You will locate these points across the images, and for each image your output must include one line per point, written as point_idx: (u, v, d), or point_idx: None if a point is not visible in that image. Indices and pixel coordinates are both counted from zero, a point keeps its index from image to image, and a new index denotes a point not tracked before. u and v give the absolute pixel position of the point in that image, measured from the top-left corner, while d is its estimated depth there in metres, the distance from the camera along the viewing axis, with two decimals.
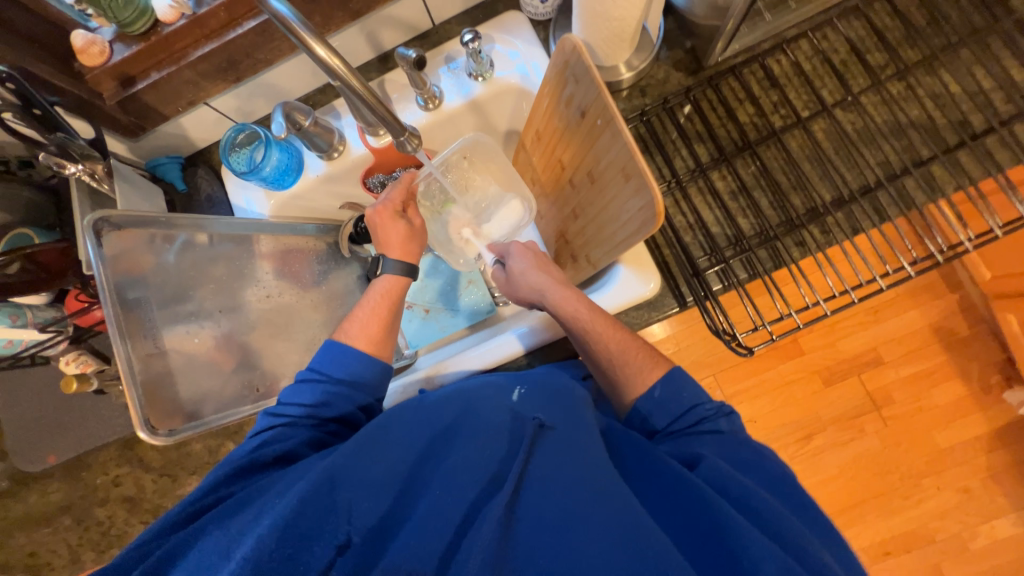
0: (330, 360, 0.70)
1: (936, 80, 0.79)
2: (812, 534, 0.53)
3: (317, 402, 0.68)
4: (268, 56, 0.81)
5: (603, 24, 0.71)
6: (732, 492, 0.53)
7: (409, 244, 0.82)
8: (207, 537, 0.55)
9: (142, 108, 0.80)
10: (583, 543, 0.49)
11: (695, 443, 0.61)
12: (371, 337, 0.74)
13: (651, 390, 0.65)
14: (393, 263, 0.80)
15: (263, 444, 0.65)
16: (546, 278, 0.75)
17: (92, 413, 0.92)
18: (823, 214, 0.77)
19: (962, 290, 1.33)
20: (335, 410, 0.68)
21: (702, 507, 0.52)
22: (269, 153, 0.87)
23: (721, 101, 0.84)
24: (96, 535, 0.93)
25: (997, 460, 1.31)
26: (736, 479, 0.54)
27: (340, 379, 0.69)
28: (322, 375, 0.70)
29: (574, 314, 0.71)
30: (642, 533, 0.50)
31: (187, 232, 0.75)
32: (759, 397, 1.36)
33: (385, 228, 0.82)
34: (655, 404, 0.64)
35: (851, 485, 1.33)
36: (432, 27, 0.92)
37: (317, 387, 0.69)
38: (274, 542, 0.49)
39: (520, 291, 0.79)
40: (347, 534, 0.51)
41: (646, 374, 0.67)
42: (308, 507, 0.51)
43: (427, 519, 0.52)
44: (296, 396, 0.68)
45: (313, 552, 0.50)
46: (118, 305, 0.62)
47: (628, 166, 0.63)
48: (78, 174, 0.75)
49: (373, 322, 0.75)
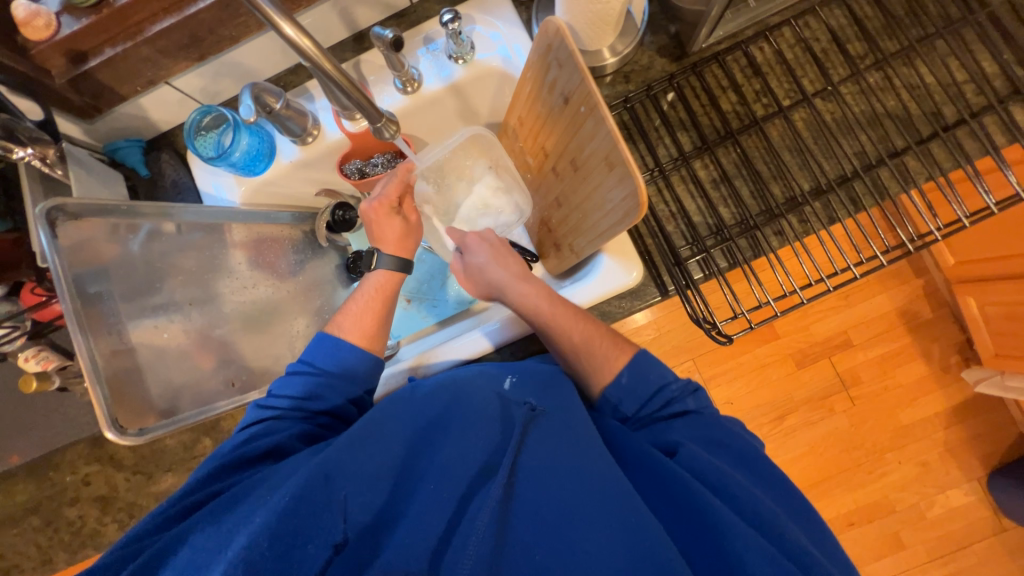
0: (322, 353, 0.69)
1: (912, 71, 0.80)
2: (787, 517, 0.55)
3: (306, 394, 0.67)
4: (234, 32, 0.76)
5: (587, 7, 0.69)
6: (711, 480, 0.54)
7: (405, 240, 0.81)
8: (196, 535, 0.53)
9: (97, 86, 0.75)
10: (580, 536, 0.50)
11: (666, 429, 0.62)
12: (366, 333, 0.72)
13: (619, 376, 0.66)
14: (387, 258, 0.78)
15: (252, 440, 0.64)
16: (504, 274, 0.76)
17: (56, 412, 0.88)
18: (801, 204, 0.78)
19: (927, 274, 1.39)
20: (322, 406, 0.67)
21: (688, 497, 0.53)
22: (238, 137, 0.82)
23: (704, 89, 0.83)
24: (67, 536, 0.90)
25: (953, 435, 1.39)
26: (714, 466, 0.55)
27: (331, 371, 0.69)
28: (314, 369, 0.69)
29: (534, 310, 0.72)
30: (636, 519, 0.50)
31: (152, 221, 0.72)
32: (735, 380, 1.40)
33: (380, 225, 0.79)
34: (623, 390, 0.65)
35: (820, 462, 1.40)
36: (409, 5, 0.88)
37: (306, 379, 0.68)
38: (266, 540, 0.48)
39: (481, 286, 0.81)
40: (343, 534, 0.51)
41: (613, 362, 0.67)
42: (304, 502, 0.50)
43: (426, 514, 0.52)
44: (285, 388, 0.67)
45: (308, 552, 0.49)
46: (77, 300, 0.58)
47: (612, 155, 0.62)
48: (27, 159, 0.69)
49: (367, 317, 0.74)
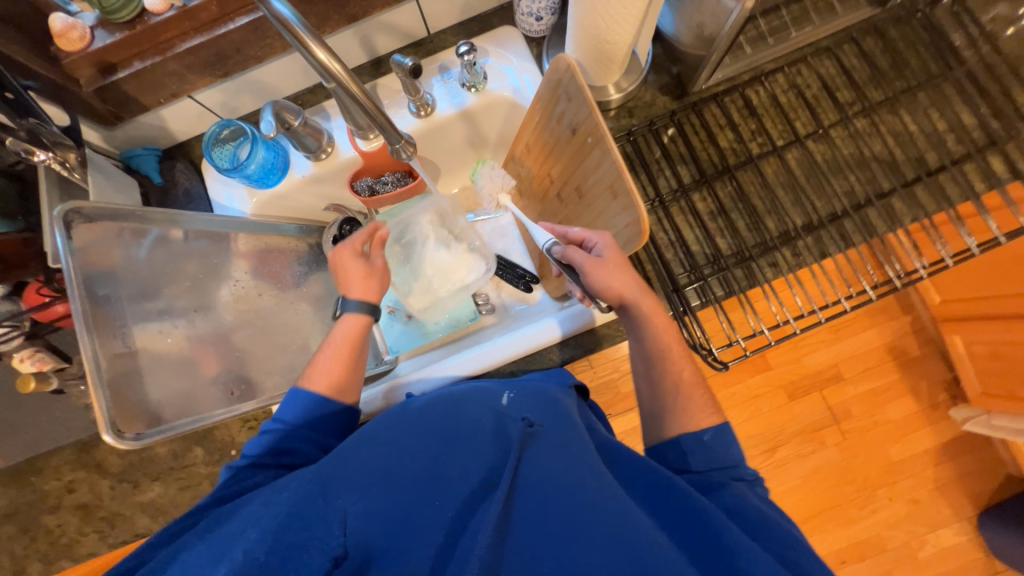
0: (288, 406, 0.68)
1: (896, 119, 0.85)
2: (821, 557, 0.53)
3: (280, 450, 0.65)
4: (259, 53, 0.80)
5: (596, 46, 0.73)
6: (749, 517, 0.54)
7: (370, 281, 0.81)
8: (189, 551, 0.52)
9: (121, 97, 0.77)
10: (580, 551, 0.49)
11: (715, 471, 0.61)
12: (333, 382, 0.71)
13: (702, 433, 0.63)
14: (355, 303, 0.78)
15: (237, 480, 0.62)
16: (637, 283, 0.67)
17: (45, 414, 0.87)
18: (794, 238, 0.82)
19: (914, 312, 1.43)
20: (301, 455, 0.66)
21: (703, 521, 0.51)
22: (254, 151, 0.85)
23: (703, 126, 0.87)
24: (44, 545, 0.87)
25: (942, 473, 1.40)
26: (756, 507, 0.54)
27: (302, 424, 0.67)
28: (283, 424, 0.67)
29: (658, 332, 0.68)
30: (633, 531, 0.50)
31: (161, 227, 0.73)
32: (727, 409, 1.41)
33: (345, 267, 0.81)
34: (701, 447, 0.62)
35: (812, 496, 1.40)
36: (427, 35, 0.93)
37: (278, 436, 0.66)
38: (264, 552, 0.48)
39: (602, 291, 0.67)
40: (343, 546, 0.49)
41: (702, 416, 0.64)
42: (299, 517, 0.51)
43: (422, 528, 0.51)
44: (258, 445, 0.66)
45: (304, 563, 0.48)
46: (86, 301, 0.59)
47: (616, 184, 0.66)
48: (48, 162, 0.70)
49: (336, 364, 0.72)
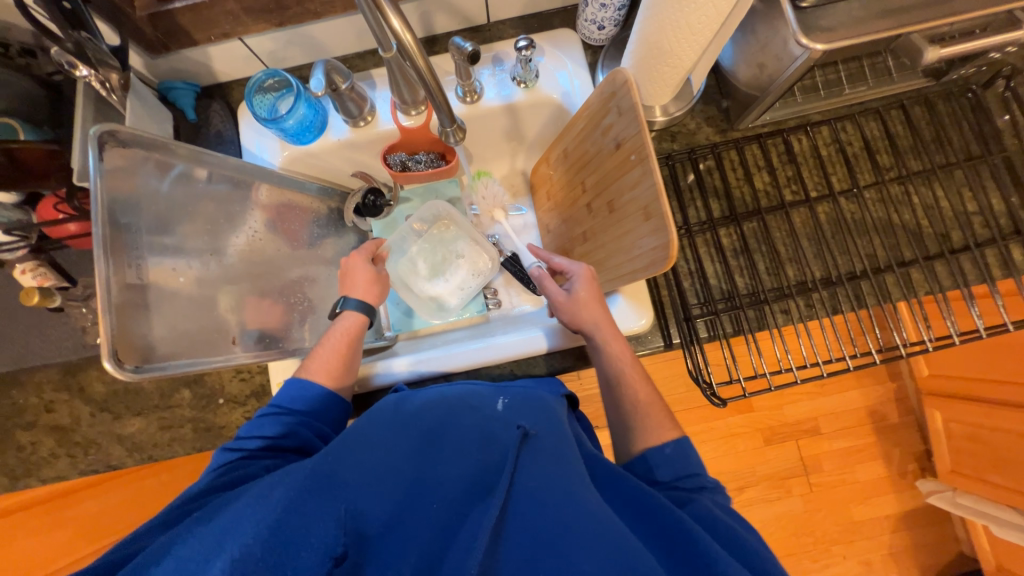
0: (289, 393, 0.70)
1: (930, 191, 0.86)
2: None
3: (277, 435, 0.67)
4: (318, 9, 0.79)
5: (656, 66, 0.73)
6: (721, 532, 0.54)
7: (373, 285, 0.83)
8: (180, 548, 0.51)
9: (173, 28, 0.76)
10: (574, 562, 0.47)
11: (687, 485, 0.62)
12: (332, 371, 0.73)
13: (663, 446, 0.65)
14: (355, 303, 0.79)
15: (230, 471, 0.63)
16: (605, 316, 0.73)
17: (37, 329, 0.86)
18: (810, 290, 0.83)
19: (900, 380, 1.45)
20: (298, 441, 0.67)
21: (687, 538, 0.51)
22: (295, 107, 0.83)
23: (742, 163, 0.88)
24: (12, 461, 0.85)
25: (898, 540, 1.43)
26: (726, 521, 0.55)
27: (302, 411, 0.69)
28: (282, 409, 0.69)
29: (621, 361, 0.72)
30: (624, 544, 0.48)
31: (185, 163, 0.71)
32: (704, 442, 1.43)
33: (353, 272, 0.83)
34: (666, 460, 0.63)
35: (771, 541, 1.42)
36: (486, 23, 0.93)
37: (277, 420, 0.68)
38: (260, 550, 0.47)
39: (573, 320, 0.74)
40: (343, 544, 0.49)
41: (663, 430, 0.67)
42: (297, 513, 0.50)
43: (416, 532, 0.51)
44: (257, 429, 0.67)
45: (300, 560, 0.48)
46: (108, 227, 0.58)
47: (651, 206, 0.65)
48: (88, 78, 0.68)
49: (332, 356, 0.74)
